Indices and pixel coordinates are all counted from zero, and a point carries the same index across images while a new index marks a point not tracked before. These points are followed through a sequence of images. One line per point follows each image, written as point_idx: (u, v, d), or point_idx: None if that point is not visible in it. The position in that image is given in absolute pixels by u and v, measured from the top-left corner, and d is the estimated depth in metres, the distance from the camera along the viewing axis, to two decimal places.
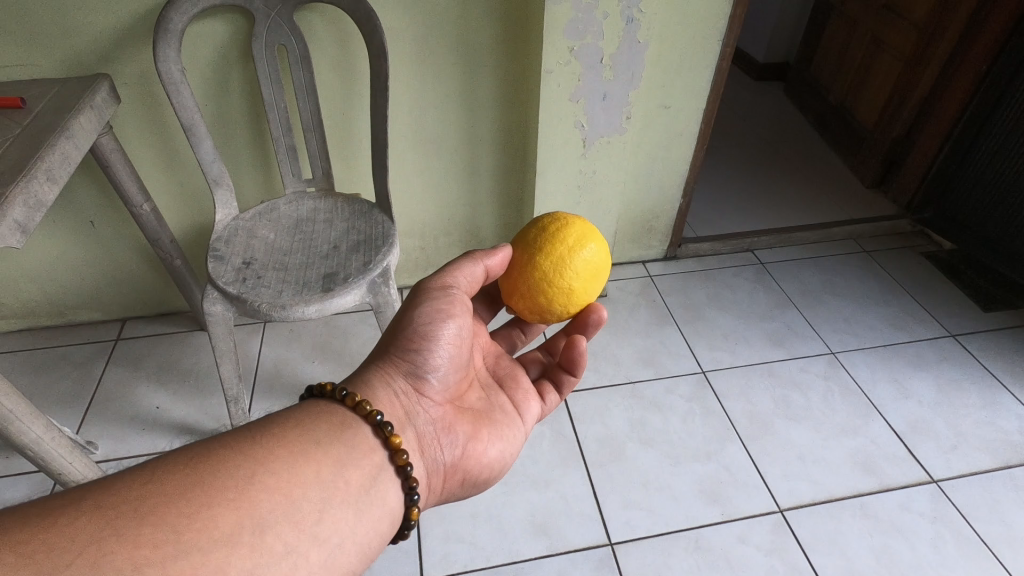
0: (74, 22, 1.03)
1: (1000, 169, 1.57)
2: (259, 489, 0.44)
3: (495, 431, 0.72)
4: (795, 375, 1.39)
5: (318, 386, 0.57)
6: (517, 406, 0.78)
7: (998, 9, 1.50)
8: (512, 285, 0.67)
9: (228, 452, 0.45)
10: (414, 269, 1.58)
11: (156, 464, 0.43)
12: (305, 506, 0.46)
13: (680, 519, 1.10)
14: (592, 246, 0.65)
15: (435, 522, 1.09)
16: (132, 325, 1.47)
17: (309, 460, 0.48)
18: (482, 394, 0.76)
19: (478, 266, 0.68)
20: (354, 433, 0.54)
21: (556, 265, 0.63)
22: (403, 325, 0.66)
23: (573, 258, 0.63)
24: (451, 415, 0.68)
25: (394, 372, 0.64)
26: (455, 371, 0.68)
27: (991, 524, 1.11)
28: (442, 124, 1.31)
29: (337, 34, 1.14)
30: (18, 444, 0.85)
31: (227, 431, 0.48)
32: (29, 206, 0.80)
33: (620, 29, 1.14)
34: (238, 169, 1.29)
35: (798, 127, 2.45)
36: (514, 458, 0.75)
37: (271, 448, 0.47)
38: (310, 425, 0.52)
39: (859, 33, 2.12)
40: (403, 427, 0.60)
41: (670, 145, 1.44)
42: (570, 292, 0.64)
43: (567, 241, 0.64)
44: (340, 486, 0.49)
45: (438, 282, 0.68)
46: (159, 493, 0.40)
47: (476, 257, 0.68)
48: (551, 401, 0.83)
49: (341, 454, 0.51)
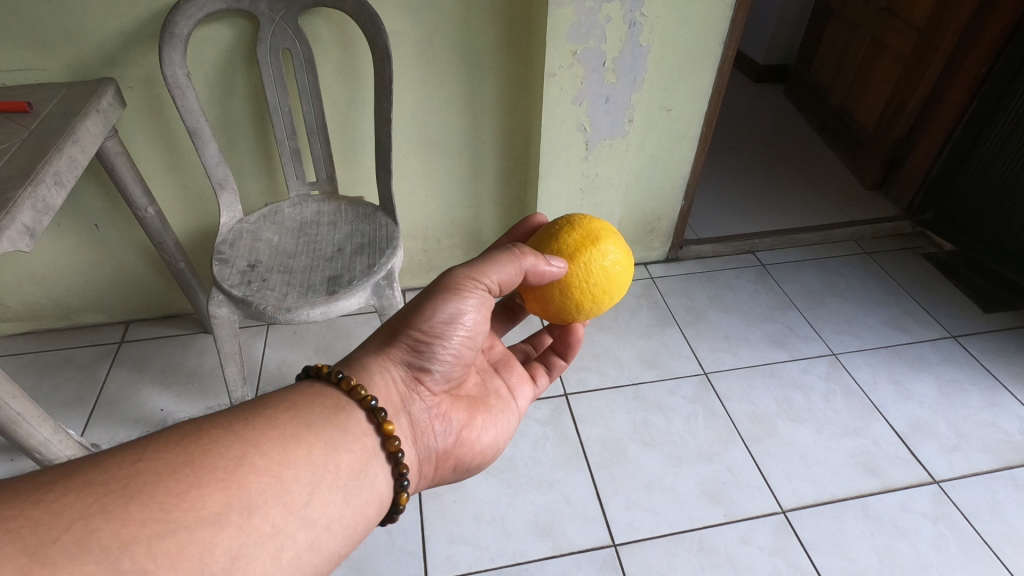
0: (80, 26, 1.04)
1: (1000, 169, 1.58)
2: (248, 469, 0.44)
3: (489, 419, 0.73)
4: (797, 376, 1.39)
5: (313, 367, 0.58)
6: (510, 391, 0.80)
7: (997, 10, 1.50)
8: (544, 298, 0.66)
9: (220, 433, 0.46)
10: (417, 271, 1.59)
11: (146, 443, 0.43)
12: (295, 487, 0.46)
13: (682, 519, 1.11)
14: (626, 277, 0.68)
15: (439, 524, 1.10)
16: (136, 328, 1.48)
17: (300, 442, 0.49)
18: (478, 381, 0.77)
19: (518, 271, 0.62)
20: (347, 416, 0.55)
21: (596, 301, 0.66)
22: (413, 313, 0.65)
23: (609, 290, 0.67)
24: (448, 404, 0.68)
25: (394, 359, 0.64)
26: (457, 363, 0.68)
27: (992, 524, 1.11)
28: (445, 127, 1.31)
29: (341, 37, 1.14)
30: (27, 447, 0.86)
31: (218, 412, 0.48)
32: (37, 210, 0.80)
33: (622, 33, 1.15)
34: (242, 172, 1.29)
35: (798, 128, 2.46)
36: (505, 444, 0.76)
37: (263, 430, 0.48)
38: (304, 407, 0.53)
39: (858, 35, 2.13)
40: (398, 415, 0.61)
41: (672, 147, 1.45)
42: (590, 315, 0.69)
43: (613, 271, 0.66)
44: (331, 469, 0.50)
45: (464, 277, 0.66)
46: (148, 472, 0.41)
47: (518, 259, 0.62)
48: (542, 384, 0.85)
49: (334, 437, 0.52)
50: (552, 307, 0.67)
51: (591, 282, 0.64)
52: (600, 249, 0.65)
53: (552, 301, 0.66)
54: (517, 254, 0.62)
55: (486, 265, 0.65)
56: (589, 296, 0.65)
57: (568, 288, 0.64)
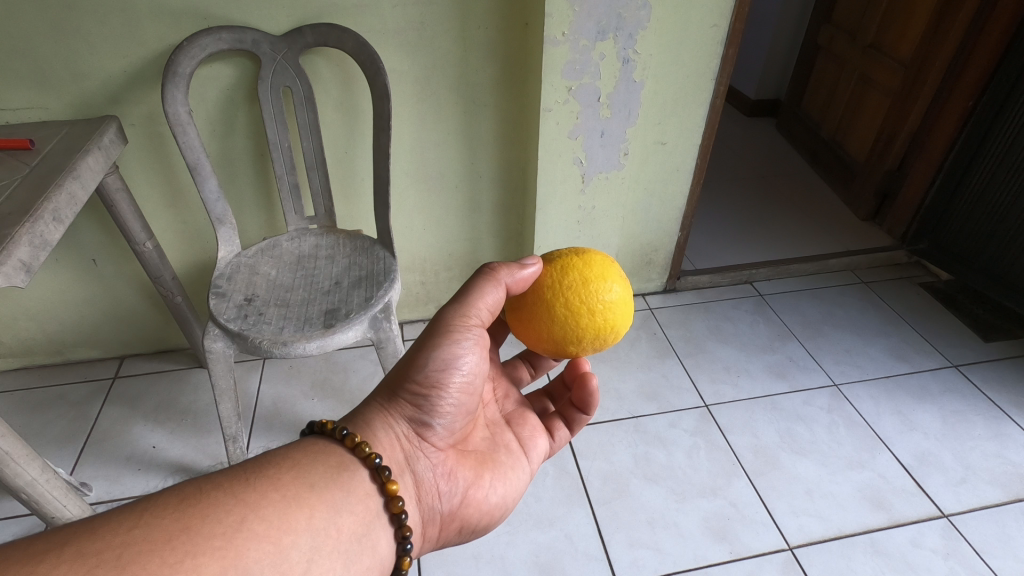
0: (85, 66, 1.06)
1: (991, 199, 1.60)
2: (247, 537, 0.43)
3: (499, 474, 0.71)
4: (799, 409, 1.37)
5: (319, 423, 0.57)
6: (523, 444, 0.77)
7: (979, 47, 1.55)
8: (528, 302, 0.65)
9: (219, 496, 0.45)
10: (415, 304, 1.58)
11: (143, 505, 0.42)
12: (294, 555, 0.45)
13: (687, 557, 1.08)
14: (621, 299, 0.63)
15: (435, 564, 1.07)
16: (131, 363, 1.46)
17: (301, 504, 0.48)
18: (487, 433, 0.75)
19: (501, 290, 0.65)
20: (350, 476, 0.54)
21: (577, 283, 0.62)
22: (412, 363, 0.64)
23: (596, 287, 0.62)
24: (454, 460, 0.67)
25: (396, 414, 0.63)
26: (460, 415, 0.67)
27: (1005, 560, 1.08)
28: (443, 162, 1.33)
29: (340, 76, 1.17)
30: (12, 487, 0.83)
31: (220, 471, 0.47)
32: (35, 245, 0.81)
33: (617, 69, 1.18)
34: (241, 206, 1.30)
35: (791, 161, 2.49)
36: (517, 500, 0.74)
37: (263, 493, 0.46)
38: (307, 466, 0.52)
39: (847, 71, 2.19)
40: (402, 474, 0.60)
41: (667, 180, 1.46)
42: (575, 314, 0.61)
43: (597, 271, 0.64)
44: (331, 534, 0.48)
45: (458, 319, 0.65)
46: (144, 540, 0.39)
47: (496, 279, 0.64)
48: (560, 437, 0.83)
49: (336, 499, 0.51)
50: (534, 323, 0.64)
51: (570, 290, 0.62)
52: (582, 262, 0.65)
53: (537, 298, 0.64)
54: (494, 273, 0.64)
55: (470, 294, 0.65)
56: (566, 308, 0.61)
57: (542, 290, 0.63)
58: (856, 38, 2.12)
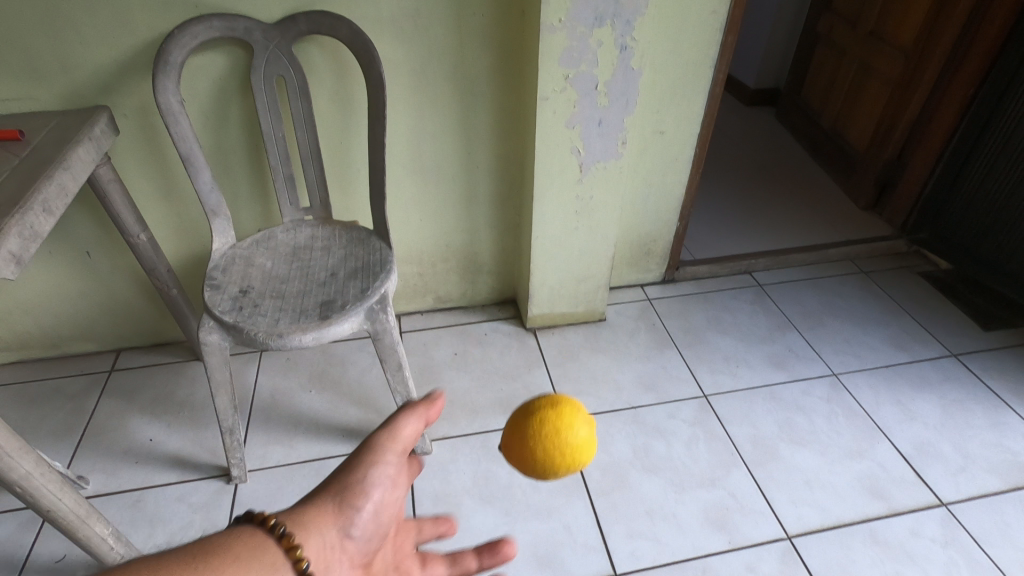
0: (75, 56, 1.04)
1: (992, 187, 1.59)
2: None
3: None
4: (798, 399, 1.37)
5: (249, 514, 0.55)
6: None
7: (981, 33, 1.53)
8: (509, 448, 0.64)
9: None
10: (412, 296, 1.57)
11: None
12: None
13: (686, 548, 1.08)
14: (589, 439, 0.64)
15: (434, 554, 1.07)
16: (127, 356, 1.45)
17: None
18: None
19: (421, 424, 0.67)
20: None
21: (554, 431, 0.62)
22: (340, 472, 0.63)
23: (569, 430, 0.62)
24: None
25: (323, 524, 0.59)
26: (375, 532, 0.64)
27: (1003, 549, 1.08)
28: (439, 152, 1.31)
29: (335, 65, 1.15)
30: (6, 480, 0.80)
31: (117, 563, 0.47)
32: (25, 237, 0.80)
33: (614, 56, 1.15)
34: (235, 198, 1.29)
35: (791, 150, 2.48)
36: None
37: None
38: (214, 551, 0.50)
39: (847, 58, 2.16)
40: None
41: (666, 169, 1.44)
42: (556, 453, 0.61)
43: (568, 419, 0.63)
44: None
45: (383, 437, 0.65)
46: None
47: (417, 413, 0.67)
48: None
49: None
50: (515, 454, 0.63)
51: (542, 448, 0.61)
52: (555, 411, 0.64)
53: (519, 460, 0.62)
54: (415, 410, 0.68)
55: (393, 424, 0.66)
56: (545, 450, 0.61)
57: (523, 440, 0.62)
58: (856, 26, 2.09)
